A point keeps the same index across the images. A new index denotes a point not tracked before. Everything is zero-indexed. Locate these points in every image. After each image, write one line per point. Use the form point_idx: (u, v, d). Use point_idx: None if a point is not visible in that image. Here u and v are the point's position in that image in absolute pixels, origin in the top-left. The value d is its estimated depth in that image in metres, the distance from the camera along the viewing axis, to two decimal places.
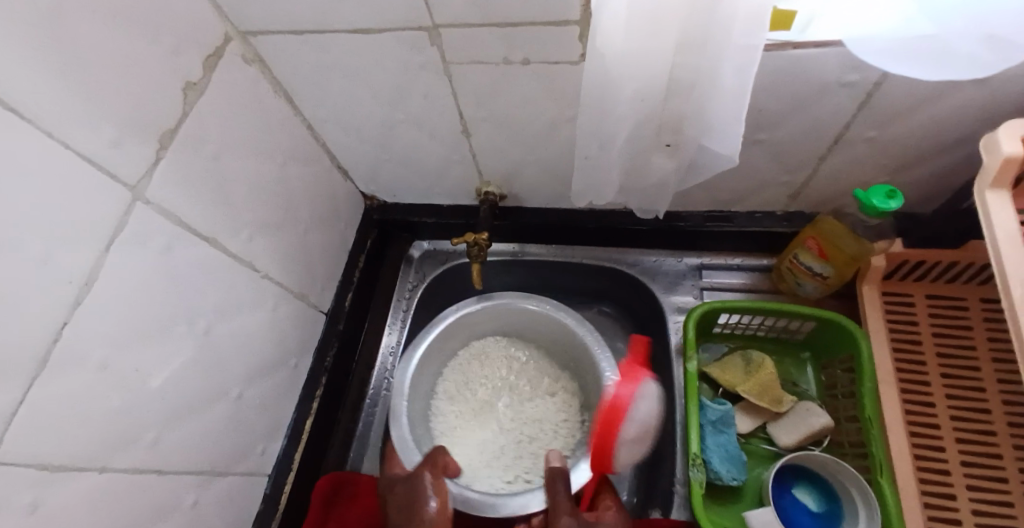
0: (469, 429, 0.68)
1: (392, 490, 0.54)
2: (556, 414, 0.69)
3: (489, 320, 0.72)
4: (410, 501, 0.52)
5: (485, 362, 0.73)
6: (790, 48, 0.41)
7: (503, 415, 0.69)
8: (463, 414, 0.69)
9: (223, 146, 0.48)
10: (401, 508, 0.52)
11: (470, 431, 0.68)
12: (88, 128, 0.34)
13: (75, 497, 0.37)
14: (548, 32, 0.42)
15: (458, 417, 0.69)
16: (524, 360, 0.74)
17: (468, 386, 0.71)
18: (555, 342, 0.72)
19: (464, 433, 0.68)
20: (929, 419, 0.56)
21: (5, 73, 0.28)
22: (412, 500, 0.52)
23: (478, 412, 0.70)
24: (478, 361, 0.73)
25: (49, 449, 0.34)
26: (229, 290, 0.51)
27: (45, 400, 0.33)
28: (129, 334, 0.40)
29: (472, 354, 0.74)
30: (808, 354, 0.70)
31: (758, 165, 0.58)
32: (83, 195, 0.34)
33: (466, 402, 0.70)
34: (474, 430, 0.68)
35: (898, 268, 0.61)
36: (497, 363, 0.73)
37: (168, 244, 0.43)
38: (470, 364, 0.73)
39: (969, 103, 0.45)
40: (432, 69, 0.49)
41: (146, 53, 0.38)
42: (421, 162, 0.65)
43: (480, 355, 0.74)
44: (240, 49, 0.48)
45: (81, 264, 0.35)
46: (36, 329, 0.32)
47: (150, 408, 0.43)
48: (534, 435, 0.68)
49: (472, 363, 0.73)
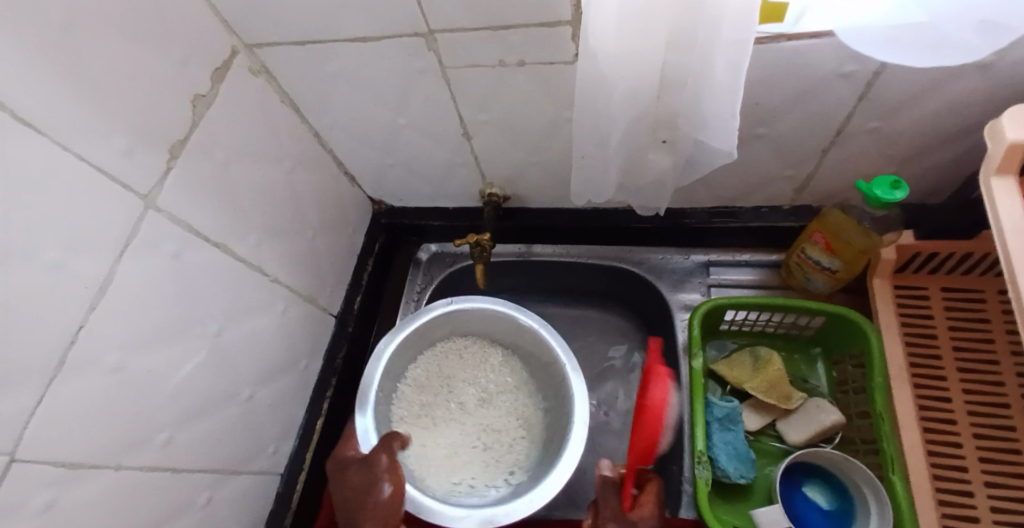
0: (428, 422, 0.64)
1: (346, 475, 0.51)
2: (516, 428, 0.64)
3: (479, 317, 0.68)
4: (365, 488, 0.49)
5: (462, 357, 0.69)
6: (784, 40, 0.41)
7: (465, 418, 0.65)
8: (426, 405, 0.65)
9: (232, 155, 0.50)
10: (357, 494, 0.49)
11: (430, 425, 0.63)
12: (101, 140, 0.36)
13: (93, 493, 0.38)
14: (541, 33, 0.43)
15: (422, 408, 0.65)
16: (499, 364, 0.69)
17: (439, 378, 0.67)
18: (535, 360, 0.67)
19: (424, 425, 0.63)
20: (945, 414, 0.55)
21: (20, 90, 0.30)
22: (367, 486, 0.49)
23: (441, 407, 0.65)
24: (455, 354, 0.69)
25: (67, 446, 0.36)
26: (240, 294, 0.53)
27: (63, 399, 0.35)
28: (143, 336, 0.41)
29: (450, 346, 0.69)
30: (819, 350, 0.69)
31: (760, 159, 0.58)
32: (96, 204, 0.36)
33: (435, 394, 0.66)
34: (434, 425, 0.64)
35: (911, 261, 0.61)
36: (473, 362, 0.68)
37: (179, 250, 0.45)
38: (445, 357, 0.68)
39: (972, 90, 0.44)
40: (430, 74, 0.50)
41: (155, 67, 0.39)
42: (425, 166, 0.67)
43: (459, 349, 0.69)
44: (246, 61, 0.50)
45: (95, 269, 0.36)
46: (52, 332, 0.34)
47: (164, 408, 0.44)
48: (490, 444, 0.63)
49: (448, 356, 0.68)
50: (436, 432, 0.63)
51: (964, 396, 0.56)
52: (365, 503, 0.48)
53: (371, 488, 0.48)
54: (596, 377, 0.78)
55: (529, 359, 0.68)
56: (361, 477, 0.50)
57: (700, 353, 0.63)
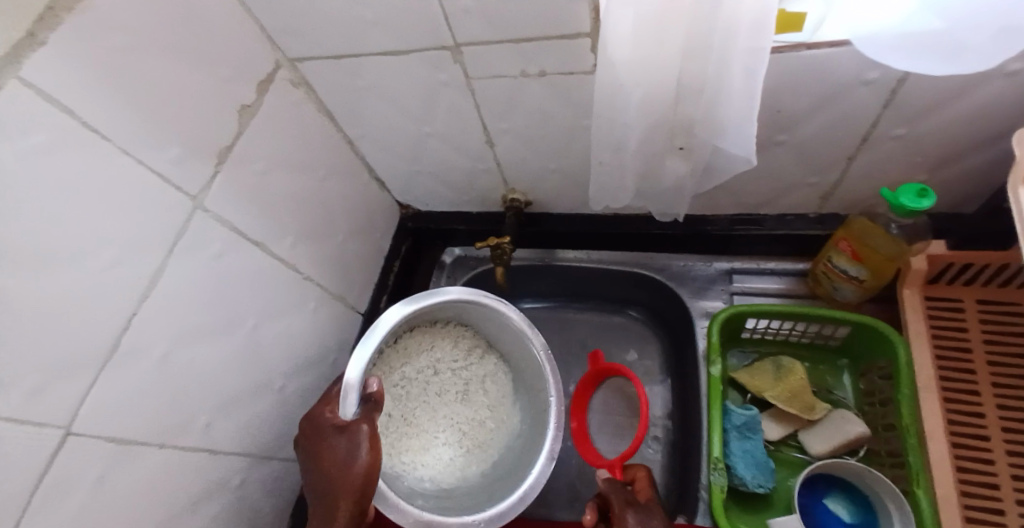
0: (405, 395, 0.65)
1: (322, 442, 0.48)
2: (483, 432, 0.66)
3: (485, 316, 0.67)
4: (344, 460, 0.46)
5: (455, 344, 0.69)
6: (804, 49, 0.41)
7: (439, 403, 0.66)
8: (408, 379, 0.66)
9: (272, 161, 0.53)
10: (334, 465, 0.46)
11: (408, 397, 0.65)
12: (157, 147, 0.40)
13: (141, 468, 0.42)
14: (561, 45, 0.44)
15: (407, 379, 0.66)
16: (490, 366, 0.69)
17: (428, 357, 0.68)
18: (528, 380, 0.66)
19: (401, 397, 0.65)
20: (978, 430, 0.53)
21: (83, 100, 0.34)
22: (346, 458, 0.46)
23: (420, 384, 0.67)
24: (450, 339, 0.69)
25: (119, 424, 0.39)
26: (276, 291, 0.57)
27: (117, 380, 0.39)
28: (188, 327, 0.45)
29: (447, 330, 0.70)
30: (846, 361, 0.68)
31: (782, 167, 0.58)
32: (149, 204, 0.40)
33: (423, 371, 0.67)
34: (410, 398, 0.65)
35: (944, 271, 0.59)
36: (463, 351, 0.69)
37: (222, 249, 0.48)
38: (439, 340, 0.69)
39: (1002, 96, 0.43)
40: (455, 85, 0.52)
41: (205, 80, 0.43)
42: (450, 172, 0.69)
43: (455, 336, 0.69)
44: (288, 74, 0.54)
45: (147, 263, 0.40)
46: (106, 318, 0.37)
47: (205, 394, 0.48)
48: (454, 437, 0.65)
49: (442, 338, 0.69)
50: (409, 408, 0.65)
51: (999, 412, 0.54)
52: (341, 476, 0.45)
53: (351, 460, 0.46)
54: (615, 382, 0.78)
55: (523, 373, 0.68)
56: (340, 447, 0.47)
57: (718, 360, 0.63)
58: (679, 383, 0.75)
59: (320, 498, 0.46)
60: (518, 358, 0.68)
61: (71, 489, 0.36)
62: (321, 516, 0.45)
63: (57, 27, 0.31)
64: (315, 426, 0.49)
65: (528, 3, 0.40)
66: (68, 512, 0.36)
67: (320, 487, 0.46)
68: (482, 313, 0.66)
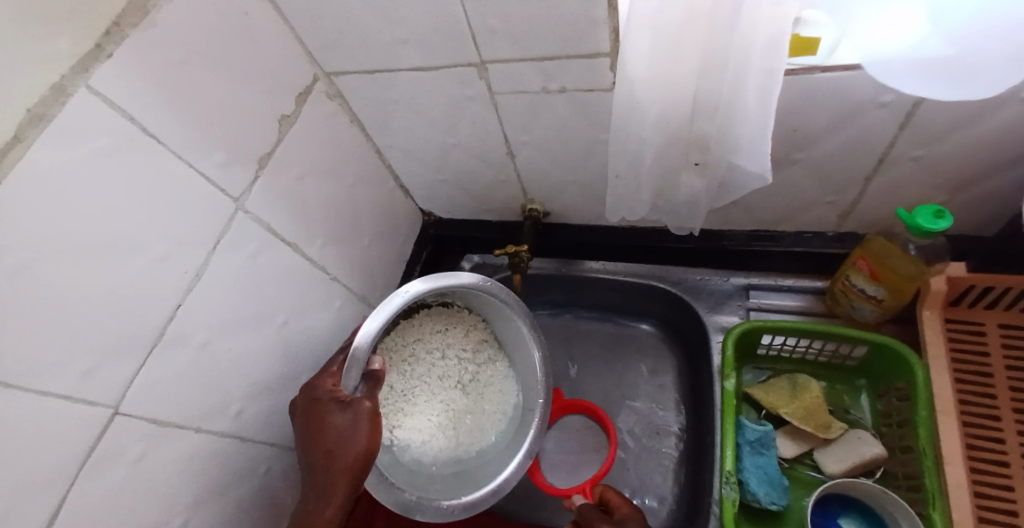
0: (408, 371, 0.65)
1: (326, 416, 0.47)
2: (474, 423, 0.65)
3: (503, 314, 0.66)
4: (345, 434, 0.46)
5: (467, 333, 0.68)
6: (819, 71, 0.43)
7: (438, 387, 0.66)
8: (415, 356, 0.66)
9: (306, 168, 0.57)
10: (334, 438, 0.46)
11: (411, 371, 0.65)
12: (205, 152, 0.44)
13: (178, 450, 0.45)
14: (582, 64, 0.46)
15: (413, 354, 0.66)
16: (494, 359, 0.69)
17: (439, 339, 0.67)
18: (529, 383, 0.65)
19: (404, 370, 0.65)
20: (998, 455, 0.52)
21: (145, 110, 0.38)
22: (347, 433, 0.46)
23: (424, 364, 0.66)
24: (463, 327, 0.68)
25: (159, 408, 0.43)
26: (304, 290, 0.60)
27: (160, 366, 0.42)
28: (225, 320, 0.48)
29: (462, 317, 0.69)
30: (864, 381, 0.67)
31: (800, 184, 0.59)
32: (198, 205, 0.44)
33: (430, 349, 0.67)
34: (412, 373, 0.65)
35: (965, 293, 0.58)
36: (473, 342, 0.68)
37: (259, 249, 0.52)
38: (453, 326, 0.68)
39: (1021, 119, 0.44)
40: (480, 100, 0.55)
41: (249, 92, 0.47)
42: (472, 182, 0.72)
43: (469, 325, 0.69)
44: (324, 87, 0.57)
45: (195, 259, 0.44)
46: (155, 309, 0.41)
47: (237, 384, 0.51)
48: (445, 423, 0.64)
49: (456, 325, 0.68)
50: (409, 385, 0.64)
51: (1020, 439, 0.53)
52: (340, 450, 0.45)
53: (352, 436, 0.46)
54: (628, 393, 0.79)
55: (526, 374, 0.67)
56: (340, 421, 0.46)
57: (732, 374, 0.64)
58: (694, 396, 0.75)
59: (316, 467, 0.46)
60: (525, 363, 0.66)
61: (114, 464, 0.39)
62: (321, 488, 0.45)
63: (122, 41, 0.35)
64: (314, 396, 0.48)
65: (550, 25, 0.43)
66: (111, 485, 0.39)
67: (317, 458, 0.46)
68: (502, 310, 0.65)
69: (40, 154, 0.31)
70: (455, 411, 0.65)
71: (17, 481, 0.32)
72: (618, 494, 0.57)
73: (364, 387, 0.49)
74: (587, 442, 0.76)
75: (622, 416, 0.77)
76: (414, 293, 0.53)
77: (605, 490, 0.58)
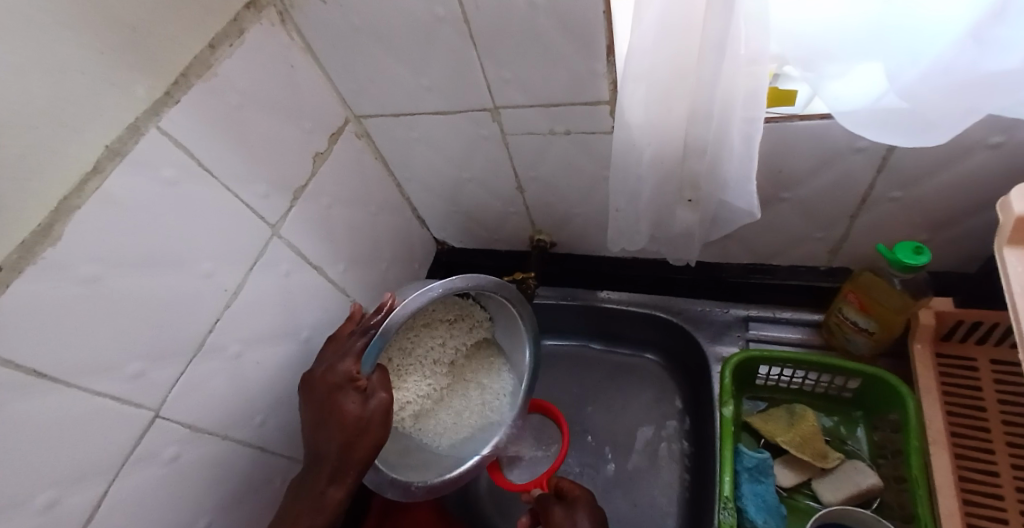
0: (408, 350, 0.65)
1: (344, 399, 0.48)
2: (453, 411, 0.68)
3: (516, 324, 0.69)
4: (361, 418, 0.48)
5: (471, 329, 0.70)
6: (796, 120, 0.49)
7: (428, 369, 0.67)
8: (417, 336, 0.66)
9: (335, 198, 0.62)
10: (351, 424, 0.47)
11: (409, 349, 0.65)
12: (249, 184, 0.49)
13: (204, 454, 0.49)
14: (585, 110, 0.52)
15: (417, 333, 0.66)
16: (489, 357, 0.72)
17: (445, 328, 0.68)
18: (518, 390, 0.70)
19: (403, 346, 0.65)
20: (992, 489, 0.53)
21: (204, 149, 0.44)
22: (364, 418, 0.48)
23: (424, 346, 0.66)
24: (470, 323, 0.69)
25: (193, 414, 0.47)
26: (327, 310, 0.64)
27: (197, 374, 0.47)
28: (256, 335, 0.53)
29: (472, 313, 0.70)
30: (860, 413, 0.68)
31: (790, 221, 0.63)
32: (240, 231, 0.49)
33: (434, 333, 0.67)
34: (410, 351, 0.66)
35: (955, 329, 0.60)
36: (474, 338, 0.70)
37: (290, 270, 0.56)
38: (461, 319, 0.69)
39: (988, 166, 0.48)
40: (493, 140, 0.60)
41: (288, 132, 0.53)
42: (484, 213, 0.77)
43: (476, 322, 0.70)
44: (354, 128, 0.64)
45: (234, 278, 0.49)
46: (197, 323, 0.46)
47: (263, 396, 0.55)
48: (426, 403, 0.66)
49: (464, 318, 0.69)
50: (404, 362, 0.65)
51: (1016, 472, 0.53)
52: (358, 432, 0.48)
53: (367, 420, 0.48)
54: (630, 419, 0.81)
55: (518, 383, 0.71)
56: (358, 405, 0.48)
57: (729, 401, 0.66)
58: (696, 424, 0.77)
59: (333, 449, 0.48)
60: (521, 371, 0.70)
61: (149, 463, 0.43)
62: (334, 468, 0.48)
63: (187, 89, 0.41)
64: (336, 376, 0.49)
65: (556, 78, 0.49)
66: (145, 482, 0.43)
67: (334, 441, 0.48)
68: (516, 321, 0.68)
69: (115, 186, 0.37)
70: (439, 395, 0.67)
71: (69, 471, 0.37)
72: (569, 481, 0.63)
73: (377, 375, 0.50)
74: (547, 442, 0.77)
75: (624, 442, 0.79)
76: (452, 287, 0.53)
77: (560, 480, 0.64)
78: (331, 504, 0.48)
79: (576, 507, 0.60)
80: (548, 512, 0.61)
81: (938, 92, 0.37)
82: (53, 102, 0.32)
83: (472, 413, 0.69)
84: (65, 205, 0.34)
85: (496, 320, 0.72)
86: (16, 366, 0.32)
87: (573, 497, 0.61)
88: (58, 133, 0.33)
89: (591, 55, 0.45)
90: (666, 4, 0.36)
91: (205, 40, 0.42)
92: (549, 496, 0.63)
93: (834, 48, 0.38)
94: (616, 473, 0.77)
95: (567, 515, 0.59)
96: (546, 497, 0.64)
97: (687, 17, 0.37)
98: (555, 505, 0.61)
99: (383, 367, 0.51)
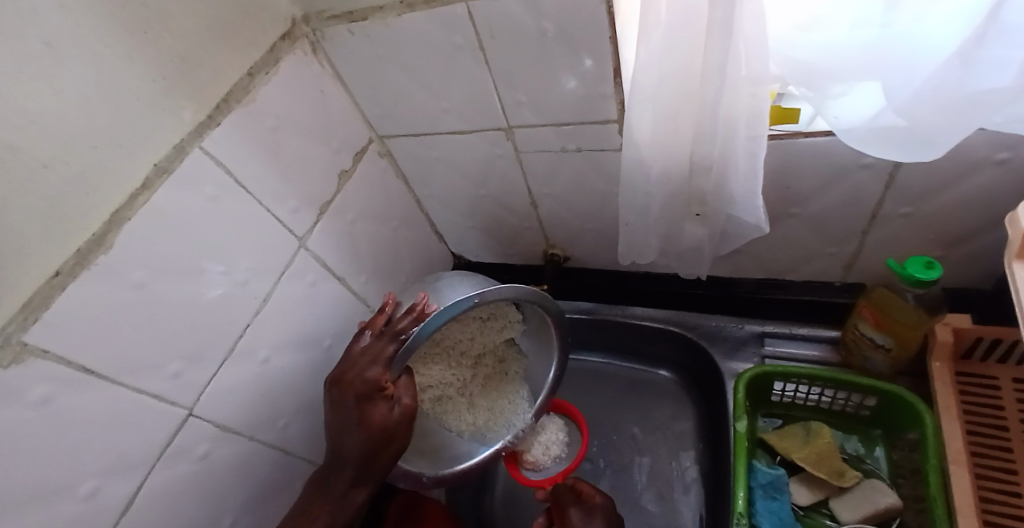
0: (438, 340, 0.67)
1: (373, 404, 0.49)
2: (472, 401, 0.71)
3: (549, 336, 0.69)
4: (387, 426, 0.50)
5: (502, 328, 0.70)
6: (802, 137, 0.50)
7: (455, 360, 0.69)
8: (448, 327, 0.67)
9: (359, 212, 0.66)
10: (379, 428, 0.50)
11: (440, 338, 0.67)
12: (281, 199, 0.53)
13: (231, 453, 0.52)
14: (595, 128, 0.54)
15: (451, 323, 0.67)
16: (510, 357, 0.74)
17: (476, 324, 0.69)
18: (532, 396, 0.72)
19: (436, 336, 0.66)
20: (1013, 510, 0.51)
21: (241, 165, 0.47)
22: (390, 425, 0.50)
23: (453, 339, 0.67)
24: (502, 323, 0.70)
25: (224, 415, 0.50)
26: (349, 319, 0.67)
27: (229, 375, 0.50)
28: (282, 340, 0.56)
29: (507, 314, 0.70)
30: (880, 432, 0.68)
31: (800, 236, 0.63)
32: (271, 243, 0.52)
33: (467, 326, 0.68)
34: (440, 339, 0.67)
35: (975, 347, 0.59)
36: (503, 337, 0.71)
37: (315, 280, 0.60)
38: (494, 317, 0.69)
39: (997, 182, 0.48)
40: (508, 157, 0.63)
41: (317, 152, 0.57)
42: (500, 229, 0.79)
43: (508, 323, 0.70)
44: (377, 148, 0.67)
45: (265, 287, 0.52)
46: (230, 329, 0.49)
47: (286, 401, 0.58)
48: (448, 390, 0.68)
49: (497, 317, 0.69)
50: (431, 350, 0.66)
51: None
52: (384, 438, 0.51)
53: (393, 427, 0.50)
54: (645, 435, 0.81)
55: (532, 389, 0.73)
56: (385, 413, 0.50)
57: (744, 416, 0.65)
58: (710, 439, 0.76)
59: (357, 451, 0.50)
60: (539, 381, 0.72)
61: (182, 459, 0.46)
62: (358, 470, 0.52)
63: (229, 113, 0.45)
64: (364, 384, 0.49)
65: (567, 98, 0.51)
66: (177, 476, 0.46)
67: (357, 442, 0.50)
68: (552, 334, 0.68)
69: (161, 200, 0.40)
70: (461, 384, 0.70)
71: (110, 462, 0.40)
72: (590, 485, 0.65)
73: (404, 379, 0.52)
74: (562, 439, 0.77)
75: (639, 460, 0.79)
76: (488, 298, 0.52)
77: (576, 481, 0.66)
78: (354, 502, 0.53)
79: (594, 514, 0.62)
80: (564, 511, 0.64)
81: (931, 109, 0.38)
82: (114, 125, 0.36)
83: (488, 406, 0.71)
84: (118, 217, 0.38)
85: (528, 323, 0.71)
86: (69, 362, 0.36)
87: (593, 503, 0.64)
88: (115, 153, 0.37)
89: (600, 77, 0.48)
90: (668, 26, 0.38)
91: (244, 68, 0.47)
92: (564, 492, 0.66)
93: (832, 70, 0.40)
94: (630, 486, 0.77)
95: (584, 520, 0.62)
96: (562, 493, 0.66)
97: (690, 37, 0.39)
98: (571, 505, 0.64)
99: (408, 370, 0.53)
